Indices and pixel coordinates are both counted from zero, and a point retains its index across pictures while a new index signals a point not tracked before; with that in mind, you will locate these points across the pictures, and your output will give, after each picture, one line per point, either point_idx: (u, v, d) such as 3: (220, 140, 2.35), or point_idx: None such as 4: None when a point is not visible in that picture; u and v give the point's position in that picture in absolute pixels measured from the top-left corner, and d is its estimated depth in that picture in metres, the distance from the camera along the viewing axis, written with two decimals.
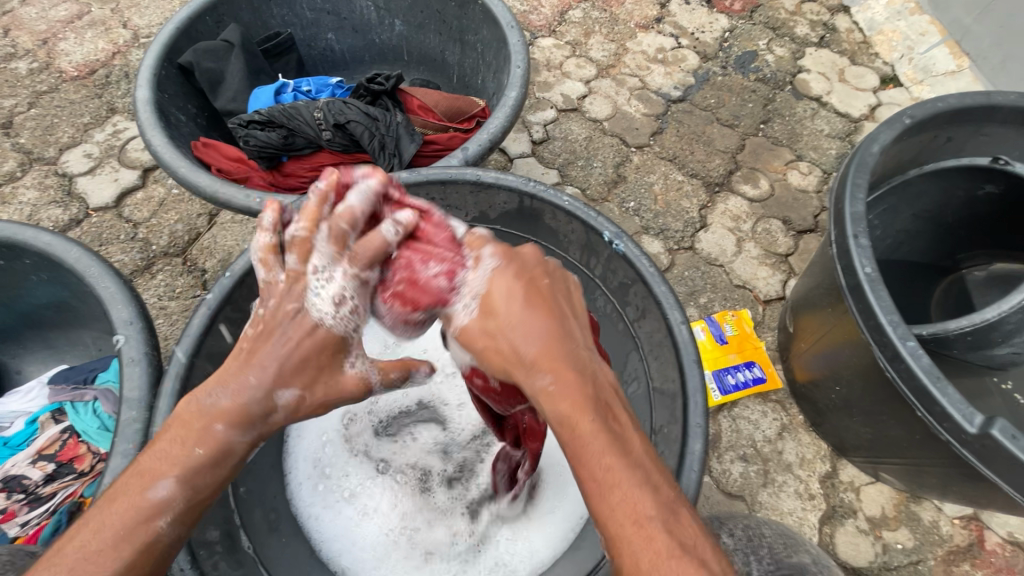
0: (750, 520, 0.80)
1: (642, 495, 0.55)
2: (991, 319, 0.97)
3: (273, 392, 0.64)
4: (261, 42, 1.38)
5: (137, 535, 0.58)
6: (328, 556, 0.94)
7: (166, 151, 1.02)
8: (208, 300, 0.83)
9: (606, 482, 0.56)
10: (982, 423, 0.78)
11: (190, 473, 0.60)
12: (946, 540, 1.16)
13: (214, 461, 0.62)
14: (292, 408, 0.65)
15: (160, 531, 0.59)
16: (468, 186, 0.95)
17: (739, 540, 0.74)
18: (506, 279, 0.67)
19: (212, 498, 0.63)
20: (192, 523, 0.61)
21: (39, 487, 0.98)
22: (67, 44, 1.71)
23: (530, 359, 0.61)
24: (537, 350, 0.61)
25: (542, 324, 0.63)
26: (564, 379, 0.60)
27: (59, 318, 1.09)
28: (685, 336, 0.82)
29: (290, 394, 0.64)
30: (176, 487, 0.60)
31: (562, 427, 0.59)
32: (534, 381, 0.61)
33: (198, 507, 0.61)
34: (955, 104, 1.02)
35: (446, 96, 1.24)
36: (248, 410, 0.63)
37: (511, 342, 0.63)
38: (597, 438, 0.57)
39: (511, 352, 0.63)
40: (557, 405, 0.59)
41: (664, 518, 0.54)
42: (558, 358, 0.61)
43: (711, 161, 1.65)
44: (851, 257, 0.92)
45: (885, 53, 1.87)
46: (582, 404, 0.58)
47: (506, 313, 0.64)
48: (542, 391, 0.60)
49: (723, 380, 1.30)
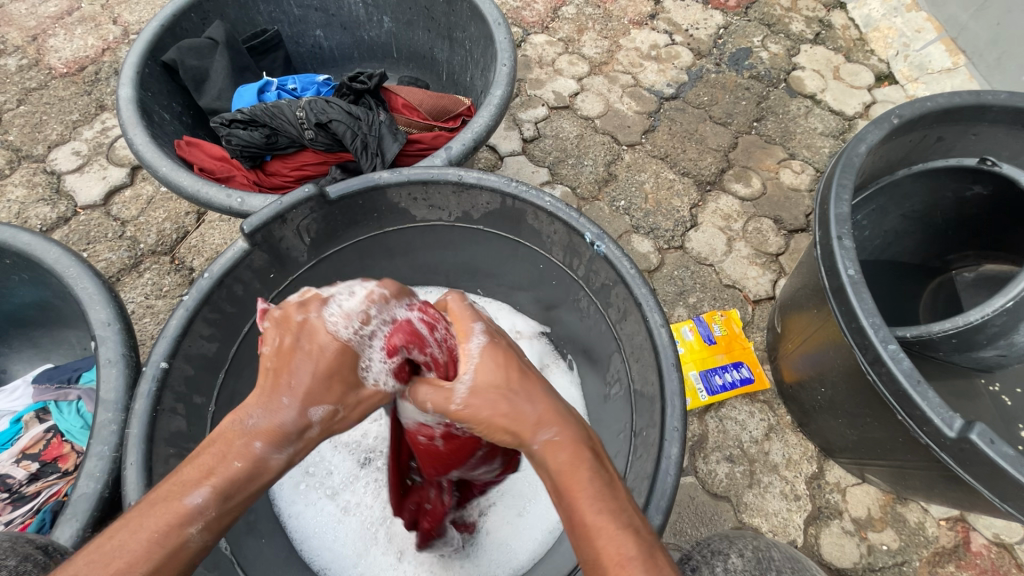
0: (760, 540, 0.73)
1: (627, 536, 0.54)
2: (975, 322, 0.96)
3: (307, 410, 0.61)
4: (247, 40, 1.37)
5: (169, 540, 0.54)
6: (308, 554, 0.95)
7: (147, 150, 1.01)
8: (186, 301, 0.82)
9: (596, 526, 0.55)
10: (961, 427, 0.77)
11: (228, 484, 0.57)
12: (931, 542, 1.15)
13: (251, 476, 0.58)
14: (327, 424, 0.63)
15: (190, 538, 0.55)
16: (450, 187, 0.95)
17: (750, 562, 0.67)
18: (499, 346, 0.67)
19: (243, 511, 0.59)
20: (222, 533, 0.57)
21: (23, 486, 0.97)
22: (56, 40, 1.71)
23: (536, 415, 0.61)
24: (541, 406, 0.62)
25: (537, 383, 0.64)
26: (565, 430, 0.61)
27: (43, 316, 1.09)
28: (665, 338, 0.81)
29: (322, 413, 0.62)
30: (211, 495, 0.56)
31: (563, 477, 0.58)
32: (538, 438, 0.60)
33: (232, 517, 0.57)
34: (944, 103, 1.01)
35: (431, 95, 1.24)
36: (285, 425, 0.60)
37: (515, 402, 0.62)
38: (592, 484, 0.58)
39: (514, 413, 0.61)
40: (559, 457, 0.59)
41: (647, 557, 0.53)
42: (557, 412, 0.62)
43: (703, 159, 1.64)
44: (835, 259, 0.91)
45: (880, 51, 1.85)
46: (583, 450, 0.59)
47: (504, 373, 0.64)
48: (547, 444, 0.60)
49: (710, 381, 1.30)
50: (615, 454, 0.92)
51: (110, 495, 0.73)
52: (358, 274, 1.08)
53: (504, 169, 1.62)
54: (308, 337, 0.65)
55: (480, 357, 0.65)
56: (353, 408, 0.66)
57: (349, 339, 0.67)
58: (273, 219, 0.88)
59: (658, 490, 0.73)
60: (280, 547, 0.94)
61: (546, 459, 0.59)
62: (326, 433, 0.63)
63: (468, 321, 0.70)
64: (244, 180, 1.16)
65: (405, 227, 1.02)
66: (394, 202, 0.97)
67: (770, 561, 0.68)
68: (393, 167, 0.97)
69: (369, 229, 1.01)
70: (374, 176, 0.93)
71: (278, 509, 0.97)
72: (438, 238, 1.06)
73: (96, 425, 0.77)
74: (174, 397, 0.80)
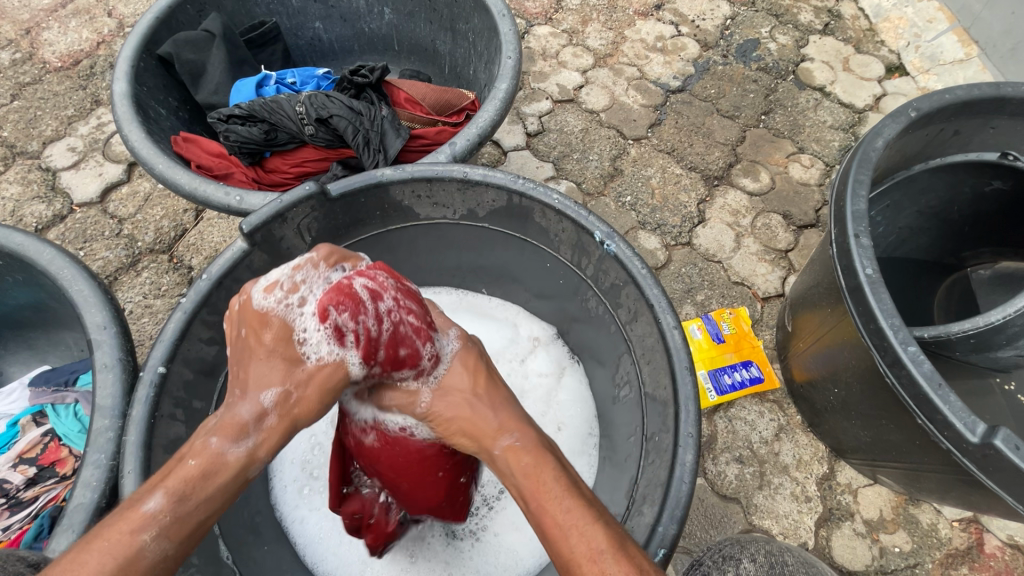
0: (773, 544, 0.72)
1: (596, 528, 0.56)
2: (996, 322, 0.93)
3: (257, 395, 0.61)
4: (245, 33, 1.34)
5: (119, 547, 0.52)
6: (311, 560, 0.93)
7: (143, 147, 0.98)
8: (184, 304, 0.80)
9: (567, 524, 0.56)
10: (984, 433, 0.75)
11: (183, 484, 0.55)
12: (944, 543, 1.14)
13: (208, 472, 0.57)
14: (283, 408, 0.61)
15: (144, 545, 0.52)
16: (455, 184, 0.92)
17: (762, 567, 0.66)
18: (472, 356, 0.72)
19: (205, 517, 0.56)
20: (184, 540, 0.54)
21: (20, 491, 0.95)
22: (50, 33, 1.67)
23: (497, 422, 0.64)
24: (503, 415, 0.65)
25: (499, 393, 0.68)
26: (527, 436, 0.63)
27: (38, 317, 1.06)
28: (678, 340, 0.79)
29: (275, 394, 0.61)
30: (165, 497, 0.54)
31: (529, 481, 0.59)
32: (499, 443, 0.63)
33: (190, 521, 0.55)
34: (963, 96, 0.98)
35: (434, 89, 1.20)
36: (240, 415, 0.59)
37: (478, 409, 0.66)
38: (556, 483, 0.59)
39: (475, 416, 0.66)
40: (523, 459, 0.61)
41: (615, 548, 0.54)
42: (518, 419, 0.65)
43: (711, 154, 1.61)
44: (852, 258, 0.88)
45: (891, 41, 1.81)
46: (545, 453, 0.61)
47: (468, 384, 0.68)
48: (509, 449, 0.62)
49: (719, 380, 1.27)
50: (625, 458, 0.90)
51: (107, 505, 0.71)
52: None
53: (508, 164, 1.59)
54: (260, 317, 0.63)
55: (450, 368, 0.70)
56: (308, 389, 0.63)
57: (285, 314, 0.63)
58: (274, 217, 0.86)
59: (673, 497, 0.70)
60: (283, 553, 0.92)
61: (507, 465, 0.61)
62: (284, 417, 0.61)
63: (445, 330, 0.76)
64: (243, 177, 1.13)
65: (407, 225, 1.00)
66: (397, 200, 0.95)
67: (783, 566, 0.67)
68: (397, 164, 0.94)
69: (372, 228, 0.98)
70: (377, 173, 0.90)
71: (283, 515, 0.95)
72: (443, 237, 1.04)
73: (93, 432, 0.74)
74: (172, 402, 0.78)
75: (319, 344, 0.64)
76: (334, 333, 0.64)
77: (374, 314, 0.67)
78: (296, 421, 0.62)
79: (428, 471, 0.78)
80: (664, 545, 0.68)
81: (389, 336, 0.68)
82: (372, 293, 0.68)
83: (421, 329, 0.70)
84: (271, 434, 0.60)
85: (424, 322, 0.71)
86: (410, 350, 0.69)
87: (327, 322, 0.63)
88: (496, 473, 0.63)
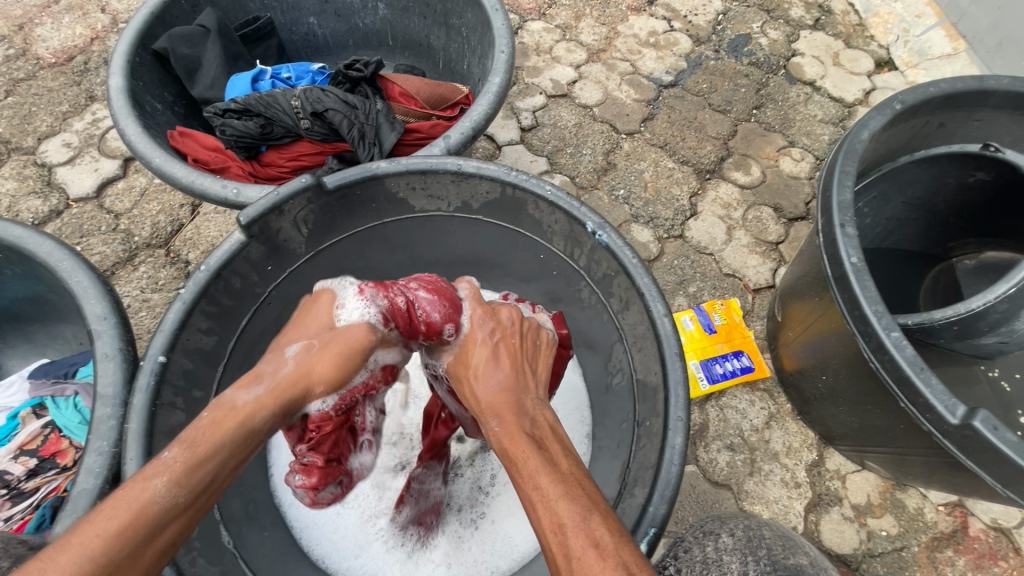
0: (750, 519, 0.73)
1: (561, 502, 0.55)
2: (977, 309, 0.96)
3: (280, 353, 0.72)
4: (239, 28, 1.35)
5: (132, 492, 0.55)
6: (307, 544, 0.96)
7: (140, 141, 0.99)
8: (183, 295, 0.81)
9: (532, 499, 0.57)
10: (964, 414, 0.77)
11: (194, 434, 0.61)
12: (930, 527, 1.16)
13: (220, 424, 0.63)
14: (299, 364, 0.71)
15: (156, 488, 0.55)
16: (449, 176, 0.93)
17: (740, 541, 0.67)
18: (486, 338, 0.78)
19: (213, 465, 0.59)
20: (192, 486, 0.57)
21: (22, 482, 0.96)
22: (44, 29, 1.67)
23: (485, 405, 0.69)
24: (489, 398, 0.69)
25: (498, 378, 0.72)
26: (507, 420, 0.66)
27: (36, 310, 1.07)
28: (668, 328, 0.81)
29: (296, 350, 0.73)
30: (180, 447, 0.59)
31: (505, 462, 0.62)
32: (487, 426, 0.67)
33: (201, 469, 0.58)
34: (947, 89, 1.00)
35: (427, 83, 1.22)
36: (257, 370, 0.70)
37: (475, 393, 0.72)
38: (527, 459, 0.60)
39: (476, 399, 0.72)
40: (501, 441, 0.64)
41: (575, 519, 0.54)
42: (505, 401, 0.69)
43: (703, 147, 1.63)
44: (838, 246, 0.90)
45: (880, 36, 1.83)
46: (517, 433, 0.63)
47: (473, 370, 0.75)
48: (491, 432, 0.66)
49: (710, 369, 1.30)
50: (617, 444, 0.92)
51: (109, 491, 0.72)
52: (359, 267, 1.08)
53: (502, 159, 1.60)
54: (312, 296, 0.81)
55: (469, 355, 0.78)
56: (328, 346, 0.73)
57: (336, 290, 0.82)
58: (270, 210, 0.87)
59: (663, 478, 0.72)
60: (281, 540, 0.94)
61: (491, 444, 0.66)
62: (296, 372, 0.71)
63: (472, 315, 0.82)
64: (239, 171, 1.14)
65: (402, 218, 1.01)
66: (392, 192, 0.96)
67: (761, 539, 0.68)
68: (392, 157, 0.96)
69: (367, 221, 1.00)
70: (371, 166, 0.92)
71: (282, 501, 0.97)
72: (438, 230, 1.05)
73: (95, 421, 0.75)
74: (173, 391, 0.80)
75: (356, 306, 0.79)
76: (365, 300, 0.80)
77: (396, 289, 0.84)
78: (309, 376, 0.71)
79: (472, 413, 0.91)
80: (654, 524, 0.70)
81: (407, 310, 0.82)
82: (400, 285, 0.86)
83: (450, 305, 0.82)
84: (279, 386, 0.69)
85: (451, 296, 0.84)
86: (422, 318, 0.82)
87: (361, 293, 0.80)
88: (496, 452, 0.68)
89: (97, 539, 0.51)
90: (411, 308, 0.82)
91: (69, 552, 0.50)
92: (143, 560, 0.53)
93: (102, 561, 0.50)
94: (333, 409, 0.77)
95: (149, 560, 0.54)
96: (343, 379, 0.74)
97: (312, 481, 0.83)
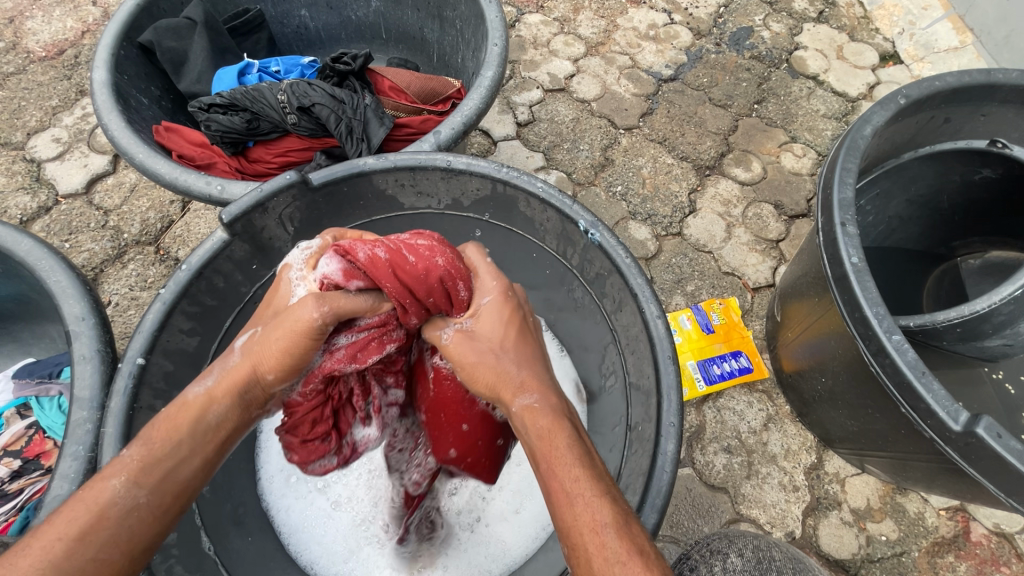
0: (762, 540, 0.71)
1: (602, 500, 0.52)
2: (981, 311, 0.93)
3: (230, 345, 0.65)
4: (229, 20, 1.32)
5: (91, 493, 0.54)
6: (295, 550, 0.94)
7: (123, 137, 0.97)
8: (163, 294, 0.79)
9: (572, 492, 0.53)
10: (967, 421, 0.75)
11: (150, 432, 0.58)
12: (930, 532, 1.14)
13: (174, 421, 0.59)
14: (247, 353, 0.64)
15: (114, 490, 0.54)
16: (438, 173, 0.91)
17: (751, 563, 0.65)
18: (510, 303, 0.68)
19: (174, 463, 0.58)
20: (153, 486, 0.56)
21: (5, 484, 0.95)
22: (34, 22, 1.65)
23: (520, 379, 0.61)
24: (526, 372, 0.62)
25: (530, 350, 0.64)
26: (547, 401, 0.60)
27: (21, 310, 1.05)
28: (661, 331, 0.78)
29: (245, 339, 0.65)
30: (137, 444, 0.57)
31: (542, 442, 0.56)
32: (517, 401, 0.60)
33: (158, 467, 0.57)
34: (953, 83, 0.97)
35: (419, 76, 1.19)
36: (210, 365, 0.65)
37: (503, 361, 0.62)
38: (570, 450, 0.55)
39: (500, 370, 0.61)
40: (539, 422, 0.58)
41: (618, 525, 0.51)
42: (541, 381, 0.62)
43: (703, 143, 1.60)
44: (838, 246, 0.88)
45: (885, 29, 1.80)
46: (563, 419, 0.58)
47: (498, 337, 0.64)
48: (527, 408, 0.59)
49: (708, 370, 1.27)
50: (610, 448, 0.90)
51: None
52: None
53: (497, 154, 1.58)
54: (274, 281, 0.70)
55: (482, 317, 0.66)
56: (272, 331, 0.63)
57: (297, 264, 0.69)
58: (253, 207, 0.84)
59: (655, 487, 0.70)
60: (267, 543, 0.93)
61: (523, 423, 0.58)
62: (245, 362, 0.63)
63: (490, 273, 0.71)
64: (225, 167, 1.12)
65: (391, 215, 0.99)
66: (381, 189, 0.94)
67: (771, 561, 0.66)
68: (379, 152, 0.94)
69: (356, 218, 0.98)
70: (358, 162, 0.89)
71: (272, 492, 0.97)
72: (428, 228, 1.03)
73: (70, 424, 0.74)
74: (151, 393, 0.77)
75: (323, 265, 0.67)
76: (337, 259, 0.67)
77: (378, 240, 0.69)
78: (257, 366, 0.63)
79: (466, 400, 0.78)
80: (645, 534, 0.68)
81: (387, 257, 0.66)
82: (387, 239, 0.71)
83: (451, 255, 0.70)
84: (229, 378, 0.62)
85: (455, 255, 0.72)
86: (416, 261, 0.67)
87: (329, 255, 0.67)
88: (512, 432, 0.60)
89: (58, 543, 0.51)
90: (400, 254, 0.67)
91: (29, 557, 0.50)
92: (114, 565, 0.53)
93: (63, 564, 0.50)
94: (304, 399, 0.73)
95: (118, 563, 0.53)
96: (295, 361, 0.63)
97: (298, 458, 0.80)
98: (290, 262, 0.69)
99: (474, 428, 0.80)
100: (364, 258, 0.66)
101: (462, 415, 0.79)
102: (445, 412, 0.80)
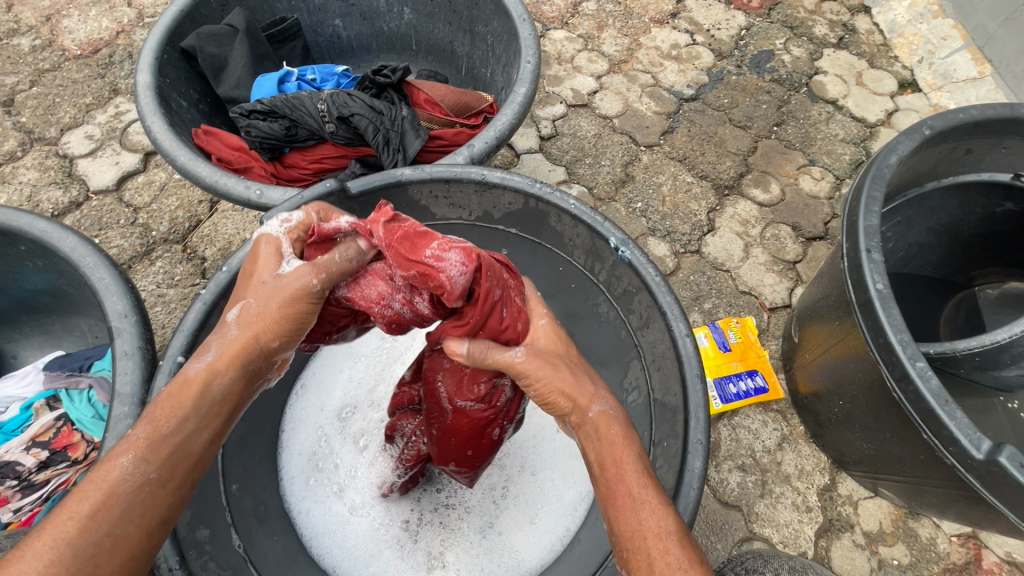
0: (796, 562, 0.73)
1: (666, 511, 0.57)
2: (1003, 341, 0.95)
3: (223, 318, 0.67)
4: (266, 28, 1.35)
5: (99, 473, 0.54)
6: (317, 552, 0.95)
7: (166, 139, 0.99)
8: (204, 295, 0.81)
9: (639, 498, 0.57)
10: (989, 450, 0.76)
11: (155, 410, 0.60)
12: (942, 558, 1.15)
13: (177, 398, 0.60)
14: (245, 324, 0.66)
15: (122, 468, 0.55)
16: (473, 186, 0.93)
17: None
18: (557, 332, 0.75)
19: (181, 437, 0.59)
20: (163, 462, 0.57)
21: (32, 474, 0.98)
22: (71, 21, 1.68)
23: (597, 387, 0.65)
24: (601, 386, 0.66)
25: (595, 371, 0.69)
26: (619, 411, 0.64)
27: (55, 303, 1.07)
28: (690, 349, 0.80)
29: (237, 311, 0.67)
30: (143, 424, 0.58)
31: (614, 447, 0.61)
32: (593, 407, 0.64)
33: (166, 443, 0.58)
34: (977, 115, 0.99)
35: (453, 90, 1.22)
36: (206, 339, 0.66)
37: (579, 374, 0.66)
38: (636, 460, 0.60)
39: (574, 381, 0.65)
40: (612, 428, 0.62)
41: (681, 538, 0.55)
42: (611, 394, 0.67)
43: (722, 163, 1.62)
44: (863, 272, 0.89)
45: (904, 57, 1.83)
46: (634, 431, 0.63)
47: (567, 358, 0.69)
48: (602, 414, 0.63)
49: (724, 389, 1.28)
50: None
51: None
52: None
53: (520, 167, 1.60)
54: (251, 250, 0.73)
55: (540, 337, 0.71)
56: (266, 303, 0.66)
57: (280, 237, 0.73)
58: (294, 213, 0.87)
59: (682, 502, 0.72)
60: (290, 542, 0.94)
61: (597, 426, 0.63)
62: (245, 330, 0.65)
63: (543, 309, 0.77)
64: (261, 172, 1.15)
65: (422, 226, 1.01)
66: (414, 199, 0.96)
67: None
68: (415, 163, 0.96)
69: None
70: (396, 172, 0.92)
71: (292, 489, 0.98)
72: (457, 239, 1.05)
73: (112, 419, 0.74)
74: None
75: (457, 266, 0.66)
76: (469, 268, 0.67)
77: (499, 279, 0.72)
78: (259, 333, 0.66)
79: (480, 435, 0.82)
80: None
81: (490, 300, 0.69)
82: (495, 268, 0.73)
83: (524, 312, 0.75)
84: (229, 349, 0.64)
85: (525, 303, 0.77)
86: (507, 318, 0.71)
87: (467, 260, 0.67)
88: (581, 436, 0.64)
89: (70, 522, 0.51)
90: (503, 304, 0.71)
91: (44, 536, 0.50)
92: (130, 539, 0.53)
93: (78, 542, 0.51)
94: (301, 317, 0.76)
95: (135, 536, 0.54)
96: (294, 325, 0.68)
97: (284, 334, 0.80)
98: (269, 235, 0.73)
99: (477, 455, 0.84)
100: (484, 289, 0.69)
101: (469, 445, 0.82)
102: (456, 438, 0.82)
